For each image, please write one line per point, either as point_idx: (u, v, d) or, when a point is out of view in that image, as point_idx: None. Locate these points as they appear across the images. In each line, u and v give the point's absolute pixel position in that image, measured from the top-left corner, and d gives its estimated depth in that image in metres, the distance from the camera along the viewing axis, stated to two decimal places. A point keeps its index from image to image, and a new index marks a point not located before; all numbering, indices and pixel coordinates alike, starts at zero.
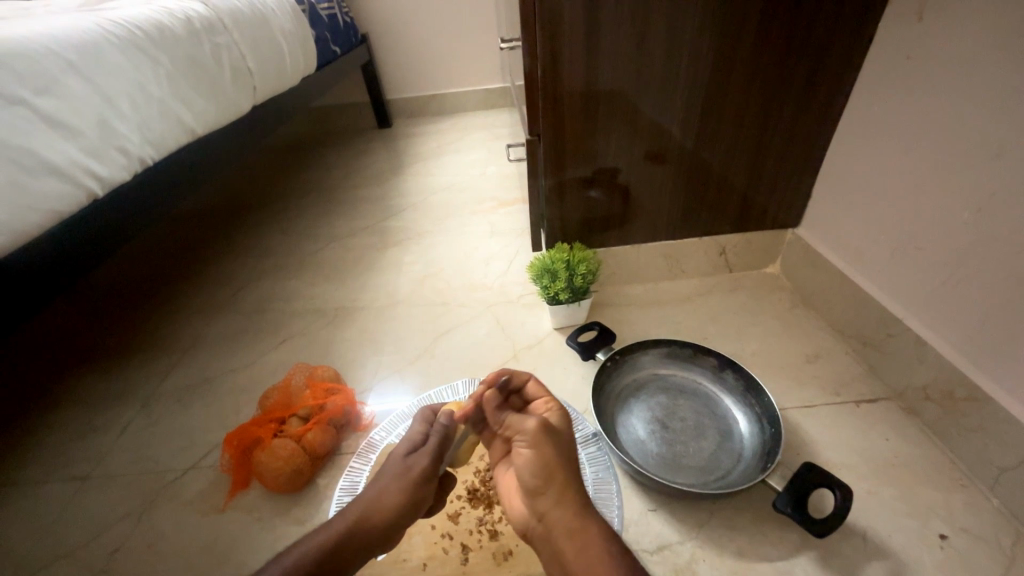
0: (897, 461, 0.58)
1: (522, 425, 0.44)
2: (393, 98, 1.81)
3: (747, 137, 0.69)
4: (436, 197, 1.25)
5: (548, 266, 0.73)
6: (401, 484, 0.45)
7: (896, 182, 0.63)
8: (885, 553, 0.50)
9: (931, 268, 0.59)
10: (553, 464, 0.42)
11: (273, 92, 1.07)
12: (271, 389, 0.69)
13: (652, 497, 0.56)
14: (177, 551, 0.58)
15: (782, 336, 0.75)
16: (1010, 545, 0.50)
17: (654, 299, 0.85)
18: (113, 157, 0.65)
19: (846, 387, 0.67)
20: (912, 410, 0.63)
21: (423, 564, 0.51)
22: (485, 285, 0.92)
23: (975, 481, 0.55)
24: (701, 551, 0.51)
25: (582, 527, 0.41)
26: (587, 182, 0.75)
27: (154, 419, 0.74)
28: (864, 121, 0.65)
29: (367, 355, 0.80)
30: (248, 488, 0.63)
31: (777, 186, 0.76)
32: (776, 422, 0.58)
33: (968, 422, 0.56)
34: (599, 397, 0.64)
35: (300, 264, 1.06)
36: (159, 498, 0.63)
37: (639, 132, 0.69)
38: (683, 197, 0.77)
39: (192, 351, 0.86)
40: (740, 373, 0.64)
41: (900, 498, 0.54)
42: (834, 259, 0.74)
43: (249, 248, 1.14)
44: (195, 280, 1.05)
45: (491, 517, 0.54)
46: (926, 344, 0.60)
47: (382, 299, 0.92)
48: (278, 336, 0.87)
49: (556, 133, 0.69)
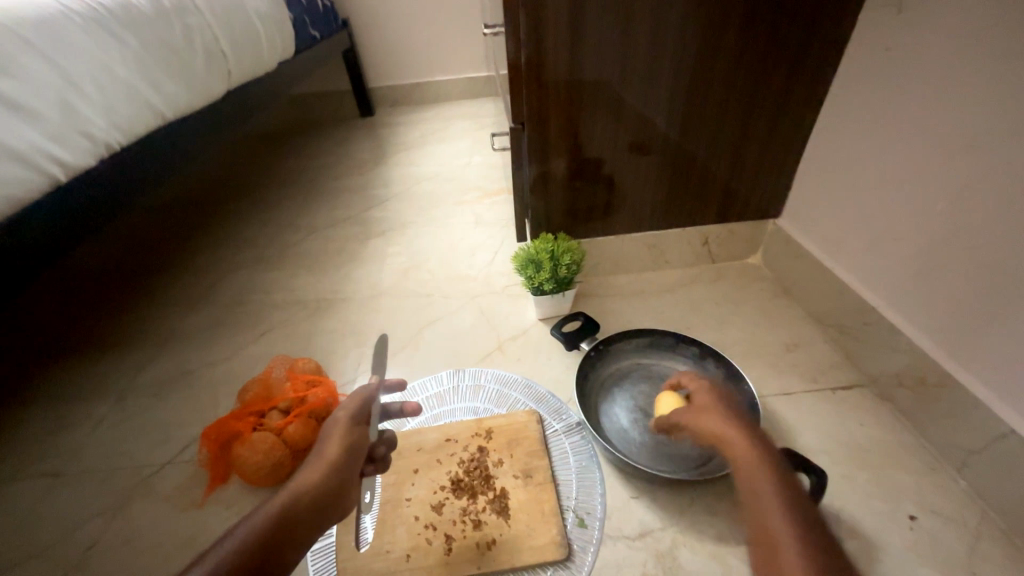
0: (870, 445, 0.59)
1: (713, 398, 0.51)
2: (376, 86, 1.77)
3: (731, 126, 0.70)
4: (419, 187, 1.24)
5: (532, 256, 0.72)
6: (324, 459, 0.43)
7: (876, 172, 0.63)
8: (858, 535, 0.51)
9: (907, 258, 0.60)
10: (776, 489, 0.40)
11: (248, 77, 1.04)
12: (250, 383, 0.68)
13: (635, 484, 0.57)
14: (155, 546, 0.56)
15: (763, 326, 0.76)
16: (975, 524, 0.52)
17: (638, 290, 0.85)
18: (77, 142, 0.62)
19: (823, 375, 0.68)
20: (886, 396, 0.64)
21: (407, 555, 0.50)
22: (469, 275, 0.92)
23: (944, 463, 0.57)
24: (682, 537, 0.52)
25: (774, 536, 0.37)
26: (572, 172, 0.74)
27: (130, 414, 0.72)
28: (844, 112, 0.66)
29: (350, 347, 0.79)
30: (227, 481, 0.62)
31: (760, 175, 0.76)
32: (755, 410, 0.59)
33: (938, 406, 0.57)
34: (583, 387, 0.65)
35: (280, 255, 1.04)
36: (134, 494, 0.62)
37: (625, 123, 0.69)
38: (667, 187, 0.77)
39: (169, 343, 0.84)
40: (721, 362, 0.65)
41: (873, 480, 0.56)
42: (814, 249, 0.75)
43: (228, 238, 1.11)
44: (171, 271, 1.02)
45: (475, 507, 0.54)
46: (900, 332, 0.62)
47: (364, 290, 0.91)
48: (259, 328, 0.85)
49: (540, 122, 0.68)
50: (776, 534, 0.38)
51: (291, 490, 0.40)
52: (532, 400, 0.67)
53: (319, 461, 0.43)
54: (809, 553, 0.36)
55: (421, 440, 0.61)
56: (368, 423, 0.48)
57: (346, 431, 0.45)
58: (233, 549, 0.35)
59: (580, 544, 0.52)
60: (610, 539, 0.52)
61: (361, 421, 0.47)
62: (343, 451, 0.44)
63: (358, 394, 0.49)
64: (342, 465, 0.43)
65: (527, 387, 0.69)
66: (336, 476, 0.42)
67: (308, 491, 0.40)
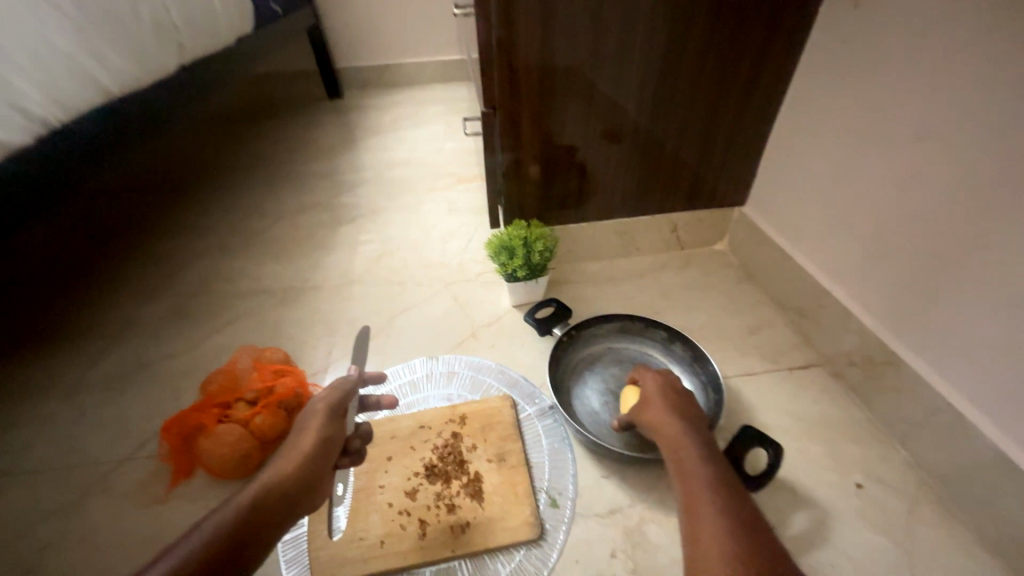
0: (823, 420, 0.63)
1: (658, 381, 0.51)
2: (343, 67, 1.70)
3: (699, 114, 0.71)
4: (391, 172, 1.21)
5: (505, 243, 0.72)
6: (301, 450, 0.42)
7: (833, 162, 0.66)
8: (811, 503, 0.55)
9: (859, 243, 0.63)
10: (711, 477, 0.38)
11: (203, 53, 0.98)
12: (214, 374, 0.65)
13: (606, 464, 0.58)
14: (114, 544, 0.54)
15: (728, 310, 0.79)
16: (914, 489, 0.56)
17: (610, 276, 0.86)
18: (8, 119, 0.57)
19: (783, 356, 0.71)
20: (839, 373, 0.68)
21: (381, 540, 0.51)
22: (443, 263, 0.91)
23: (888, 435, 0.61)
24: (650, 512, 0.54)
25: (700, 512, 0.36)
26: (545, 158, 0.74)
27: (83, 410, 0.69)
28: (805, 103, 0.68)
29: (320, 336, 0.77)
30: (192, 475, 0.60)
31: (727, 164, 0.78)
32: (719, 389, 0.61)
33: (883, 382, 0.61)
34: (556, 371, 0.66)
35: (244, 242, 1.00)
36: (91, 492, 0.59)
37: (597, 110, 0.69)
38: (638, 174, 0.78)
39: (125, 336, 0.80)
40: (688, 345, 0.67)
41: (825, 453, 0.60)
42: (777, 235, 0.78)
43: (187, 225, 1.06)
44: (124, 260, 0.97)
45: (449, 492, 0.55)
46: (852, 314, 0.65)
47: (334, 278, 0.89)
48: (223, 318, 0.82)
49: (512, 107, 0.67)
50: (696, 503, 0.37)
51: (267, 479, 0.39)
52: (506, 385, 0.67)
53: (295, 451, 0.42)
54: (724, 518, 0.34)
55: (394, 428, 0.61)
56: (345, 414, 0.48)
57: (325, 421, 0.45)
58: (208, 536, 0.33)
59: (553, 523, 0.53)
60: (582, 517, 0.54)
61: (340, 412, 0.47)
62: (321, 441, 0.43)
63: (336, 385, 0.49)
64: (319, 455, 0.43)
65: (501, 373, 0.69)
66: (312, 467, 0.41)
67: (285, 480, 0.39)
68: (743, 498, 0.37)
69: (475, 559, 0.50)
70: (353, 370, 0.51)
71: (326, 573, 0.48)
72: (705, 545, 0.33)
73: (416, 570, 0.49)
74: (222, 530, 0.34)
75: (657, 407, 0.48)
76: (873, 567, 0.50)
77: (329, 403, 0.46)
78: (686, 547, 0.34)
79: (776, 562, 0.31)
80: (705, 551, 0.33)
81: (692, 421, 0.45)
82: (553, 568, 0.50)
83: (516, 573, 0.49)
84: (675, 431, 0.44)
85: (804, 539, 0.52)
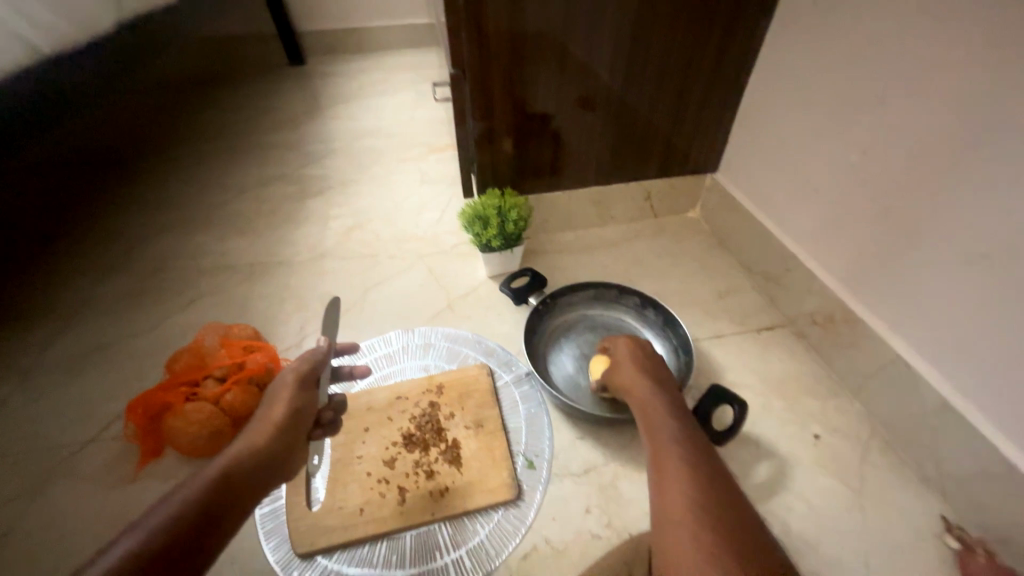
0: (786, 378, 0.66)
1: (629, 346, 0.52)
2: (304, 30, 1.60)
3: (672, 78, 0.70)
4: (359, 142, 1.16)
5: (479, 212, 0.71)
6: (271, 423, 0.41)
7: (800, 126, 0.67)
8: (772, 454, 0.58)
9: (823, 207, 0.65)
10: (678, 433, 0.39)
11: (145, 10, 0.90)
12: (179, 352, 0.63)
13: (581, 426, 0.60)
14: (82, 527, 0.53)
15: (699, 276, 0.81)
16: (866, 438, 0.60)
17: (585, 245, 0.87)
18: None
19: (750, 318, 0.74)
20: (801, 333, 0.71)
21: (360, 509, 0.51)
22: (416, 234, 0.89)
23: (845, 389, 0.64)
24: (623, 469, 0.56)
25: (664, 459, 0.37)
26: (517, 125, 0.72)
27: (39, 394, 0.66)
28: (777, 67, 0.68)
29: (290, 312, 0.75)
30: (162, 455, 0.58)
31: (699, 130, 0.79)
32: (689, 351, 0.63)
33: (842, 340, 0.64)
34: (532, 340, 0.67)
35: (205, 217, 0.95)
36: (54, 476, 0.57)
37: (569, 74, 0.67)
38: (611, 141, 0.77)
39: (80, 316, 0.76)
40: (660, 309, 0.69)
41: (787, 407, 0.63)
42: (747, 202, 0.80)
43: (141, 200, 1.00)
44: (73, 238, 0.91)
45: (428, 459, 0.55)
46: (815, 276, 0.67)
47: (303, 252, 0.86)
48: (186, 296, 0.79)
49: (482, 70, 0.65)
50: (662, 455, 0.38)
51: (235, 452, 0.38)
52: (482, 355, 0.68)
53: (264, 424, 0.41)
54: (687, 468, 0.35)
55: (371, 400, 0.60)
56: (316, 385, 0.47)
57: (294, 392, 0.44)
58: (174, 510, 0.33)
59: (530, 484, 0.54)
60: (558, 477, 0.55)
61: (310, 384, 0.46)
62: (291, 412, 0.43)
63: (305, 357, 0.48)
64: (289, 428, 0.42)
65: (477, 343, 0.69)
66: (284, 438, 0.41)
67: (255, 452, 0.39)
68: (705, 445, 0.38)
69: (455, 521, 0.51)
70: (323, 341, 0.50)
71: (306, 542, 0.49)
72: (669, 487, 0.35)
73: (396, 534, 0.50)
74: (188, 503, 0.33)
75: (627, 368, 0.49)
76: (827, 509, 0.54)
77: (298, 376, 0.46)
78: (652, 491, 0.36)
79: (735, 506, 0.33)
80: (669, 494, 0.34)
81: (660, 380, 0.47)
82: (531, 525, 0.51)
83: (495, 532, 0.51)
84: (643, 389, 0.46)
85: (766, 487, 0.55)
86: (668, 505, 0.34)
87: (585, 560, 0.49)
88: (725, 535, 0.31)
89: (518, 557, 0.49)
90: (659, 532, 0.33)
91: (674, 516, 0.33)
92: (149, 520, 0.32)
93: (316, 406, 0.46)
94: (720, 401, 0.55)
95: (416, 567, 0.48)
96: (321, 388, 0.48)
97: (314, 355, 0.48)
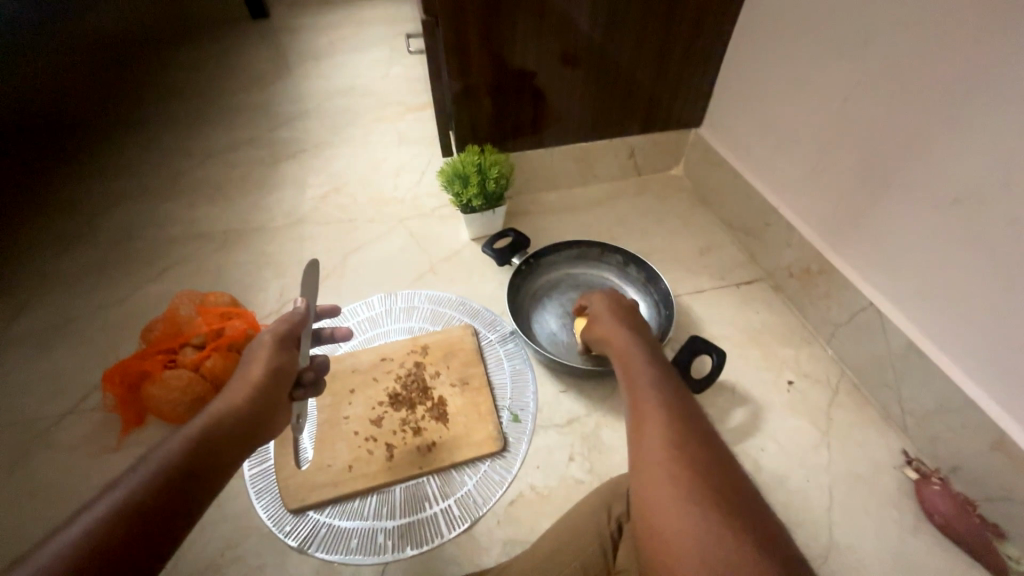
0: (763, 329, 0.68)
1: (608, 298, 0.52)
2: None
3: (655, 26, 0.67)
4: (332, 102, 1.10)
5: (458, 171, 0.69)
6: (249, 383, 0.41)
7: (783, 75, 0.65)
8: (747, 401, 0.60)
9: (803, 159, 0.65)
10: (655, 378, 0.40)
11: None
12: (154, 321, 0.62)
13: (564, 381, 0.61)
14: (69, 494, 0.53)
15: (681, 233, 0.81)
16: (836, 382, 0.62)
17: (568, 205, 0.85)
18: None
19: (731, 273, 0.75)
20: (779, 286, 0.72)
21: (349, 465, 0.52)
22: (395, 197, 0.87)
23: (818, 338, 0.67)
24: (605, 419, 0.58)
25: (643, 405, 0.38)
26: (495, 79, 0.69)
27: (9, 367, 0.64)
28: (761, 12, 0.66)
29: (268, 278, 0.74)
30: (145, 423, 0.58)
31: (682, 82, 0.76)
32: (670, 305, 0.64)
33: (817, 290, 0.66)
34: (515, 299, 0.67)
35: (171, 183, 0.90)
36: (33, 448, 0.56)
37: (548, 22, 0.64)
38: (593, 96, 0.75)
39: (46, 288, 0.73)
40: (642, 266, 0.69)
41: (762, 357, 0.65)
42: (729, 156, 0.79)
43: (100, 166, 0.94)
44: (30, 207, 0.86)
45: (414, 416, 0.56)
46: (794, 229, 0.68)
47: (278, 218, 0.83)
48: (158, 265, 0.76)
49: (455, 17, 0.61)
50: (640, 400, 0.38)
51: (213, 413, 0.38)
52: (466, 316, 0.68)
53: (242, 384, 0.41)
54: (664, 410, 0.36)
55: (355, 362, 0.60)
56: (295, 346, 0.46)
57: (272, 353, 0.43)
58: (153, 471, 0.32)
59: (516, 436, 0.56)
60: (542, 429, 0.57)
61: (289, 344, 0.45)
62: (270, 372, 0.42)
63: (282, 318, 0.47)
64: (269, 388, 0.42)
65: (461, 304, 0.69)
66: (263, 398, 0.41)
67: (234, 412, 0.39)
68: (682, 390, 0.39)
69: (443, 474, 0.53)
70: (301, 302, 0.49)
71: (296, 498, 0.50)
72: (647, 431, 0.35)
73: (386, 488, 0.51)
74: (167, 464, 0.33)
75: (609, 320, 0.49)
76: (797, 448, 0.57)
77: (275, 336, 0.45)
78: (630, 435, 0.36)
79: (708, 444, 0.34)
80: (646, 436, 0.35)
81: (641, 331, 0.47)
82: (517, 474, 0.53)
83: (482, 482, 0.52)
84: (624, 340, 0.46)
85: (740, 431, 0.58)
86: (645, 447, 0.34)
87: (569, 503, 0.51)
88: (699, 474, 0.32)
89: (504, 504, 0.51)
90: (636, 472, 0.34)
91: (651, 457, 0.34)
92: (126, 482, 0.31)
93: (297, 366, 0.46)
94: (699, 351, 0.57)
95: (406, 517, 0.50)
96: (302, 349, 0.47)
97: (292, 316, 0.47)
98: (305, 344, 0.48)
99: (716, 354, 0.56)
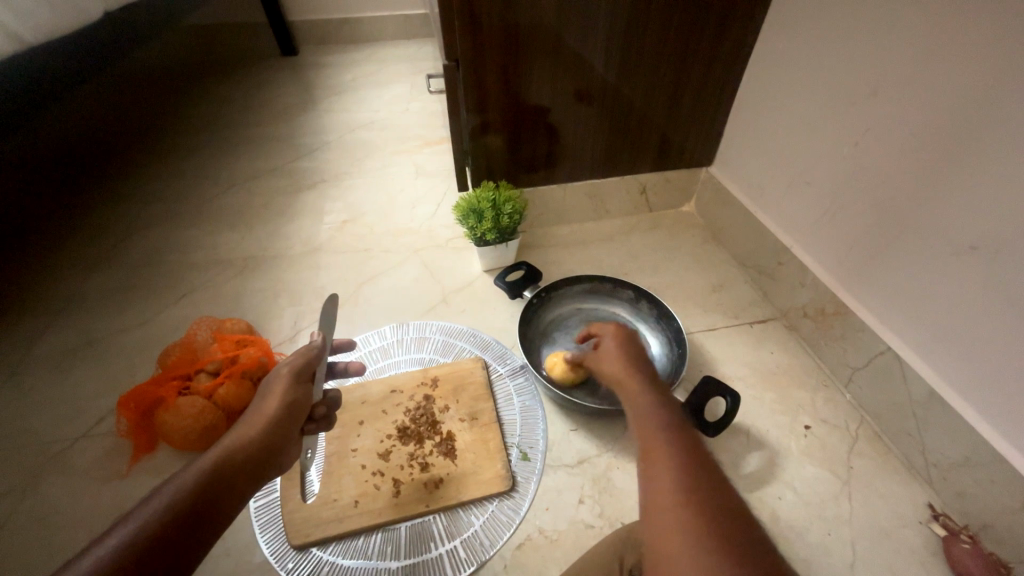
0: (778, 370, 0.67)
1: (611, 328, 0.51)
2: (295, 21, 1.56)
3: (667, 70, 0.70)
4: (353, 135, 1.15)
5: (474, 206, 0.71)
6: (265, 415, 0.41)
7: (794, 120, 0.67)
8: (763, 445, 0.59)
9: (816, 201, 0.65)
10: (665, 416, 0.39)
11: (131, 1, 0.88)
12: (171, 346, 0.63)
13: (574, 418, 0.60)
14: (74, 521, 0.53)
15: (693, 269, 0.81)
16: (855, 428, 0.61)
17: (580, 239, 0.87)
18: None
19: (744, 311, 0.74)
20: (793, 326, 0.71)
21: (355, 501, 0.51)
22: (411, 228, 0.89)
23: (835, 381, 0.65)
24: (616, 460, 0.57)
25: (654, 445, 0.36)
26: (513, 117, 0.72)
27: (29, 390, 0.65)
28: (772, 60, 0.68)
29: (284, 306, 0.75)
30: (155, 450, 0.58)
31: (694, 123, 0.79)
32: (682, 343, 0.64)
33: (833, 332, 0.65)
34: (526, 332, 0.67)
35: (196, 210, 0.94)
36: (44, 472, 0.57)
37: (564, 66, 0.67)
38: (607, 134, 0.77)
39: (70, 311, 0.75)
40: (653, 302, 0.69)
41: (777, 399, 0.64)
42: (741, 195, 0.80)
43: (130, 193, 0.98)
44: (61, 231, 0.89)
45: (422, 451, 0.55)
46: (808, 270, 0.68)
47: (297, 246, 0.85)
48: (179, 290, 0.78)
49: (476, 63, 0.65)
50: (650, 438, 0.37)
51: (226, 446, 0.38)
52: (477, 348, 0.68)
53: (255, 418, 0.41)
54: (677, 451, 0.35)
55: (365, 393, 0.60)
56: (311, 380, 0.47)
57: (290, 386, 0.44)
58: (165, 505, 0.32)
59: (524, 475, 0.55)
60: (551, 468, 0.56)
61: (305, 378, 0.46)
62: (285, 405, 0.42)
63: (301, 351, 0.47)
64: (283, 421, 0.42)
65: (472, 336, 0.69)
66: (276, 431, 0.41)
67: (247, 446, 0.39)
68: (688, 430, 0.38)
69: (449, 512, 0.52)
70: (319, 335, 0.49)
71: (301, 534, 0.49)
72: (660, 476, 0.34)
73: (391, 526, 0.51)
74: (179, 498, 0.33)
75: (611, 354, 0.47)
76: (815, 498, 0.55)
77: (292, 370, 0.45)
78: (639, 479, 0.35)
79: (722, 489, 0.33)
80: (658, 482, 0.34)
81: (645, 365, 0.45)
82: (525, 516, 0.52)
83: (489, 523, 0.51)
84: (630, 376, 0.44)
85: (756, 477, 0.56)
86: (659, 494, 0.33)
87: (578, 549, 0.50)
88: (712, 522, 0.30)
89: (512, 547, 0.50)
90: (649, 520, 0.33)
91: (664, 506, 0.32)
92: (136, 517, 0.31)
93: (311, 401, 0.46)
94: (716, 392, 0.56)
95: (411, 557, 0.49)
96: (318, 384, 0.47)
97: (309, 350, 0.48)
98: (320, 377, 0.48)
99: (731, 397, 0.54)
